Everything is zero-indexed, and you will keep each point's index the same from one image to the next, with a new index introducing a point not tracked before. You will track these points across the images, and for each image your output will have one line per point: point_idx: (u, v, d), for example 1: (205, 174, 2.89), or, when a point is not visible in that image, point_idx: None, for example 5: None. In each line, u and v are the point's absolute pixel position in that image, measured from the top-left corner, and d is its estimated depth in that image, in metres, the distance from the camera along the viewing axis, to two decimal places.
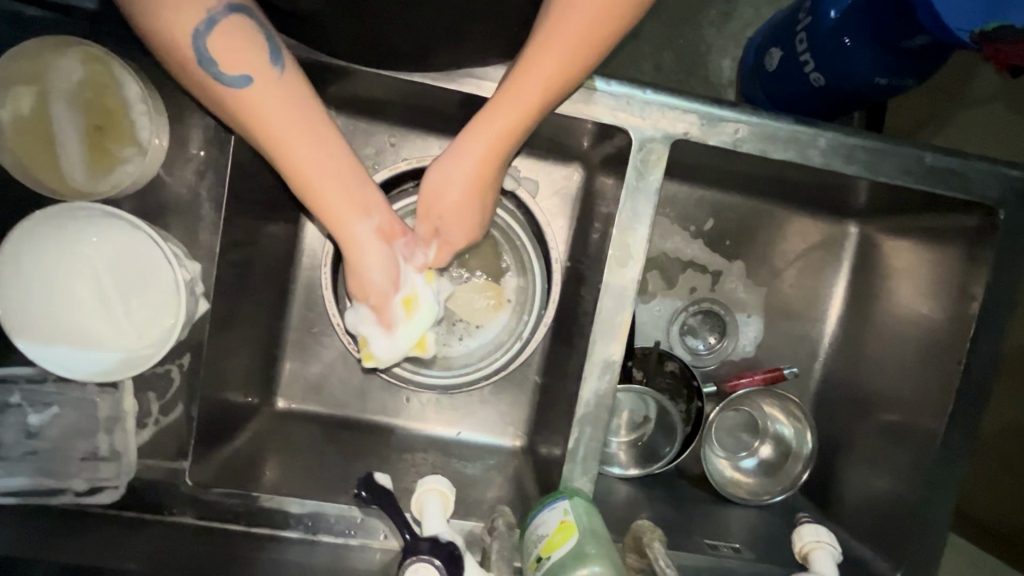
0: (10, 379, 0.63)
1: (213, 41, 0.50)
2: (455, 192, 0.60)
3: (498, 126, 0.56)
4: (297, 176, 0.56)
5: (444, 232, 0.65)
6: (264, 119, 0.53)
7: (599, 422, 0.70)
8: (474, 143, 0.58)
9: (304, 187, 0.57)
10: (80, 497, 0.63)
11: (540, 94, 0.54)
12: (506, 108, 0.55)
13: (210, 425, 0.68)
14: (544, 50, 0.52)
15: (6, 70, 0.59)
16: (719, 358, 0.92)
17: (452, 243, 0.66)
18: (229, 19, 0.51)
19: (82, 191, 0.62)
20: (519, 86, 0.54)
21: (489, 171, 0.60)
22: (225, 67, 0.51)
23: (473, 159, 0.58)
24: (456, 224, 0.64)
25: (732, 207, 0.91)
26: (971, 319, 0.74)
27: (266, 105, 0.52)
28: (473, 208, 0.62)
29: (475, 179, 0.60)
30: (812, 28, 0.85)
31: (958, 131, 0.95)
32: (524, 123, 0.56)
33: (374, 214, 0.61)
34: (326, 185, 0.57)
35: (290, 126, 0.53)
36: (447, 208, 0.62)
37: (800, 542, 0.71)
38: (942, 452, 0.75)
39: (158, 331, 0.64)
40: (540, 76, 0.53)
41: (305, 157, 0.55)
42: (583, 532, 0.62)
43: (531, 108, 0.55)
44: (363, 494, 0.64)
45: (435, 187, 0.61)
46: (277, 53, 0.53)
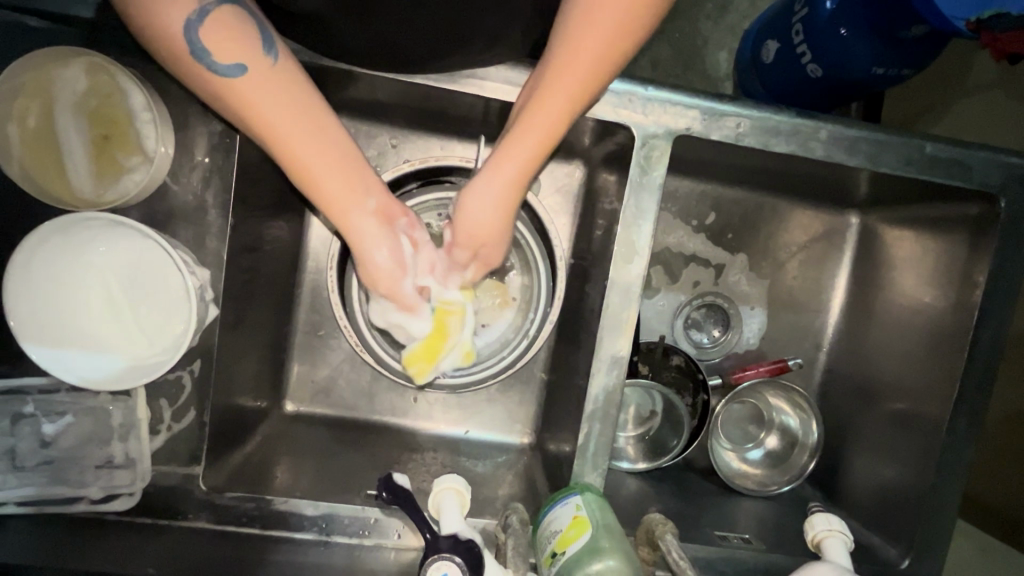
0: (22, 389, 0.64)
1: (206, 32, 0.51)
2: (488, 211, 0.61)
3: (529, 142, 0.58)
4: (295, 164, 0.56)
5: (484, 251, 0.65)
6: (259, 108, 0.53)
7: (608, 417, 0.70)
8: (508, 164, 0.59)
9: (303, 176, 0.57)
10: (96, 504, 0.63)
11: (566, 105, 0.56)
12: (536, 122, 0.57)
13: (222, 431, 0.68)
14: (569, 64, 0.54)
15: (14, 82, 0.60)
16: (724, 351, 0.93)
17: (489, 260, 0.66)
18: (219, 10, 0.52)
19: (90, 201, 0.63)
20: (545, 103, 0.56)
21: (521, 185, 0.61)
22: (218, 57, 0.52)
23: (507, 178, 0.60)
24: (493, 241, 0.64)
25: (733, 201, 0.91)
26: (974, 307, 0.74)
27: (259, 92, 0.53)
28: (504, 224, 0.63)
29: (508, 196, 0.61)
30: (809, 19, 0.85)
31: (955, 120, 0.96)
32: (551, 138, 0.58)
33: (373, 197, 0.61)
34: (324, 171, 0.57)
35: (284, 112, 0.54)
36: (479, 228, 0.62)
37: (812, 532, 0.71)
38: (949, 439, 0.75)
39: (169, 338, 0.64)
40: (566, 91, 0.55)
41: (301, 142, 0.55)
42: (597, 527, 0.63)
43: (559, 124, 0.57)
44: (385, 496, 0.64)
45: (468, 207, 0.62)
46: (270, 43, 0.54)
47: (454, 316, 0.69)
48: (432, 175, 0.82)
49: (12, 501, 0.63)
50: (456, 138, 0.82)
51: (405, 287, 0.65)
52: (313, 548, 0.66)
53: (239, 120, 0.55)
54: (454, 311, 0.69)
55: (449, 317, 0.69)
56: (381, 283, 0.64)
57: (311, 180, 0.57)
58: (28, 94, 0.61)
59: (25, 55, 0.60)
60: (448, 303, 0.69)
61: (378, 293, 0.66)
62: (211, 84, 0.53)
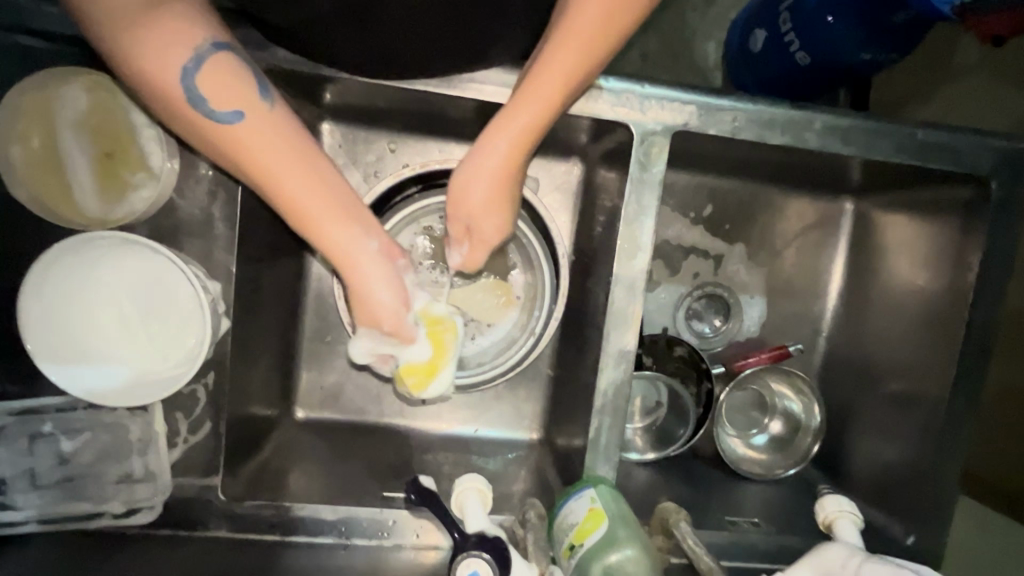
0: (40, 409, 0.64)
1: (203, 80, 0.50)
2: (481, 190, 0.61)
3: (515, 127, 0.57)
4: (290, 207, 0.54)
5: (477, 231, 0.66)
6: (253, 151, 0.52)
7: (618, 410, 0.71)
8: (496, 141, 0.59)
9: (300, 220, 0.55)
10: (118, 518, 0.65)
11: (560, 86, 0.55)
12: (527, 106, 0.56)
13: (238, 440, 0.69)
14: (560, 48, 0.53)
15: (18, 106, 0.61)
16: (725, 340, 0.95)
17: (485, 239, 0.67)
18: (217, 55, 0.51)
19: (97, 219, 0.63)
20: (537, 85, 0.55)
21: (513, 166, 0.60)
22: (215, 104, 0.51)
23: (496, 158, 0.59)
24: (484, 220, 0.64)
25: (729, 192, 0.92)
26: (969, 288, 0.76)
27: (254, 136, 0.52)
28: (500, 203, 0.63)
29: (500, 176, 0.61)
30: (796, 8, 0.87)
31: (944, 102, 0.97)
32: (543, 121, 0.58)
33: (374, 236, 0.59)
34: (322, 216, 0.55)
35: (278, 152, 0.52)
36: (473, 206, 0.63)
37: (823, 513, 0.73)
38: (949, 417, 0.77)
39: (182, 352, 0.65)
40: (558, 74, 0.54)
41: (293, 188, 0.53)
42: (613, 518, 0.64)
43: (551, 105, 0.57)
44: (413, 498, 0.67)
45: (462, 184, 0.62)
46: (267, 90, 0.54)
47: (448, 336, 0.67)
48: (431, 179, 0.83)
49: (33, 519, 0.63)
50: (455, 140, 0.83)
51: (406, 320, 0.63)
52: (333, 552, 0.67)
53: (233, 165, 0.53)
54: (447, 328, 0.68)
55: (442, 336, 0.67)
56: (384, 320, 0.61)
57: (307, 223, 0.55)
58: (32, 115, 0.61)
59: (29, 76, 0.61)
60: (440, 321, 0.67)
61: (377, 330, 0.62)
62: (210, 133, 0.52)
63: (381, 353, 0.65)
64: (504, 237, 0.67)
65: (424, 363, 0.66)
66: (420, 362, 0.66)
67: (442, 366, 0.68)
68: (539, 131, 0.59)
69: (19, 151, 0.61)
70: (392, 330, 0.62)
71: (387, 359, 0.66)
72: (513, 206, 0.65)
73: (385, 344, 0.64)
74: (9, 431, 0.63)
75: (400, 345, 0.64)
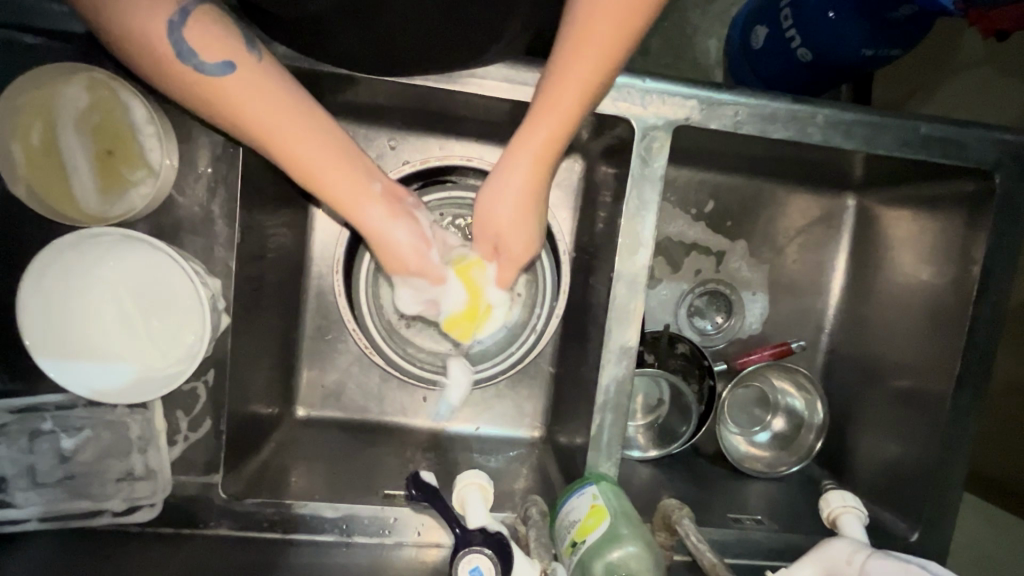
0: (40, 407, 0.64)
1: (190, 33, 0.51)
2: (509, 209, 0.61)
3: (539, 136, 0.58)
4: (295, 156, 0.55)
5: (506, 247, 0.65)
6: (248, 104, 0.52)
7: (620, 407, 0.71)
8: (519, 161, 0.59)
9: (306, 172, 0.56)
10: (120, 516, 0.65)
11: (577, 95, 0.56)
12: (550, 114, 0.57)
13: (239, 438, 0.69)
14: (578, 53, 0.54)
15: (16, 102, 0.60)
16: (728, 337, 0.94)
17: (513, 257, 0.66)
18: (199, 10, 0.52)
19: (97, 216, 0.63)
20: (557, 93, 0.56)
21: (540, 178, 0.60)
22: (204, 57, 0.51)
23: (521, 173, 0.60)
24: (514, 236, 0.63)
25: (731, 188, 0.92)
26: (973, 282, 0.76)
27: (245, 89, 0.52)
28: (529, 218, 0.62)
29: (527, 193, 0.60)
30: (797, 5, 0.87)
31: (947, 97, 0.97)
32: (565, 129, 0.58)
33: (375, 180, 0.60)
34: (327, 166, 0.56)
35: (278, 106, 0.53)
36: (502, 225, 0.63)
37: (828, 509, 0.72)
38: (953, 413, 0.77)
39: (182, 349, 0.65)
40: (577, 78, 0.55)
41: (294, 135, 0.54)
42: (615, 514, 0.64)
43: (572, 113, 0.57)
44: (413, 493, 0.65)
45: (491, 207, 0.62)
46: (253, 43, 0.54)
47: (477, 269, 0.68)
48: (432, 175, 0.82)
49: (33, 517, 0.63)
50: (455, 137, 0.83)
51: (431, 262, 0.65)
52: (335, 549, 0.66)
53: (231, 123, 0.54)
54: (474, 263, 0.68)
55: (471, 270, 0.68)
56: (410, 262, 0.63)
57: (316, 177, 0.57)
58: (31, 111, 0.61)
59: (27, 73, 0.60)
60: (465, 259, 0.68)
61: (407, 275, 0.65)
62: (206, 92, 0.52)
63: (425, 300, 0.68)
64: (533, 254, 0.66)
65: (463, 309, 0.69)
66: (460, 305, 0.69)
67: (483, 305, 0.70)
68: (561, 143, 0.59)
69: (18, 148, 0.61)
70: (420, 269, 0.64)
71: (433, 306, 0.70)
72: (542, 220, 0.64)
73: (420, 287, 0.67)
74: (10, 428, 0.63)
75: (433, 287, 0.67)
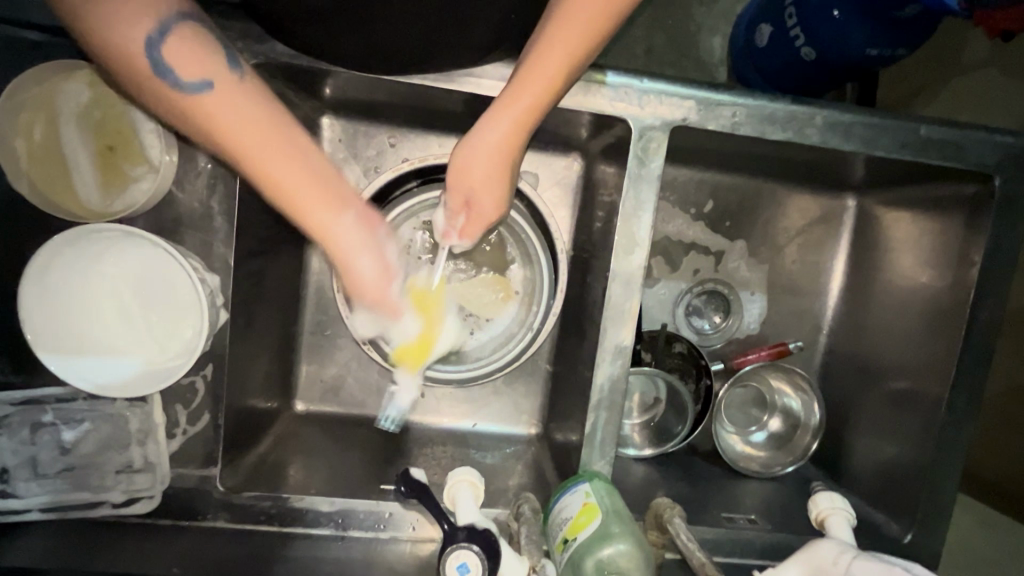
0: (41, 399, 0.65)
1: (169, 48, 0.50)
2: (484, 165, 0.62)
3: (522, 103, 0.58)
4: (263, 180, 0.53)
5: (476, 206, 0.65)
6: (222, 123, 0.51)
7: (614, 405, 0.71)
8: (499, 121, 0.59)
9: (278, 194, 0.54)
10: (118, 508, 0.65)
11: (564, 61, 0.56)
12: (535, 78, 0.57)
13: (238, 432, 0.70)
14: (566, 25, 0.54)
15: (19, 99, 0.61)
16: (725, 337, 0.94)
17: (482, 215, 0.66)
18: (180, 25, 0.51)
19: (98, 212, 0.63)
20: (539, 63, 0.56)
21: (518, 140, 0.61)
22: (183, 73, 0.50)
23: (500, 132, 0.60)
24: (486, 194, 0.64)
25: (731, 188, 0.92)
26: (970, 285, 0.76)
27: (224, 109, 0.51)
28: (501, 177, 0.63)
29: (502, 151, 0.61)
30: (802, 2, 0.86)
31: (951, 98, 0.96)
32: (546, 96, 0.58)
33: (350, 208, 0.58)
34: (298, 190, 0.54)
35: (255, 129, 0.52)
36: (477, 180, 0.63)
37: (816, 510, 0.73)
38: (948, 415, 0.77)
39: (181, 343, 0.65)
40: (563, 46, 0.55)
41: (265, 157, 0.52)
42: (607, 513, 0.64)
43: (554, 81, 0.57)
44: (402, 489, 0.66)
45: (466, 160, 0.62)
46: (236, 64, 0.54)
47: (434, 305, 0.71)
48: (432, 173, 0.83)
49: (36, 507, 0.64)
50: (455, 135, 0.83)
51: (391, 294, 0.63)
52: (330, 543, 0.67)
53: (207, 137, 0.53)
54: (432, 301, 0.71)
55: (429, 305, 0.70)
56: (369, 292, 0.61)
57: (287, 199, 0.54)
58: (34, 107, 0.62)
59: (28, 70, 0.61)
60: (424, 294, 0.70)
61: (365, 305, 0.63)
62: (182, 107, 0.51)
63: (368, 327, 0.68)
64: (502, 214, 0.67)
65: (415, 339, 0.68)
66: (412, 335, 0.69)
67: (434, 336, 0.70)
68: (543, 107, 0.59)
69: (22, 144, 0.62)
70: (381, 304, 0.63)
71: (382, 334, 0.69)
72: (513, 182, 0.65)
73: (376, 318, 0.65)
74: (12, 419, 0.64)
75: (389, 320, 0.66)
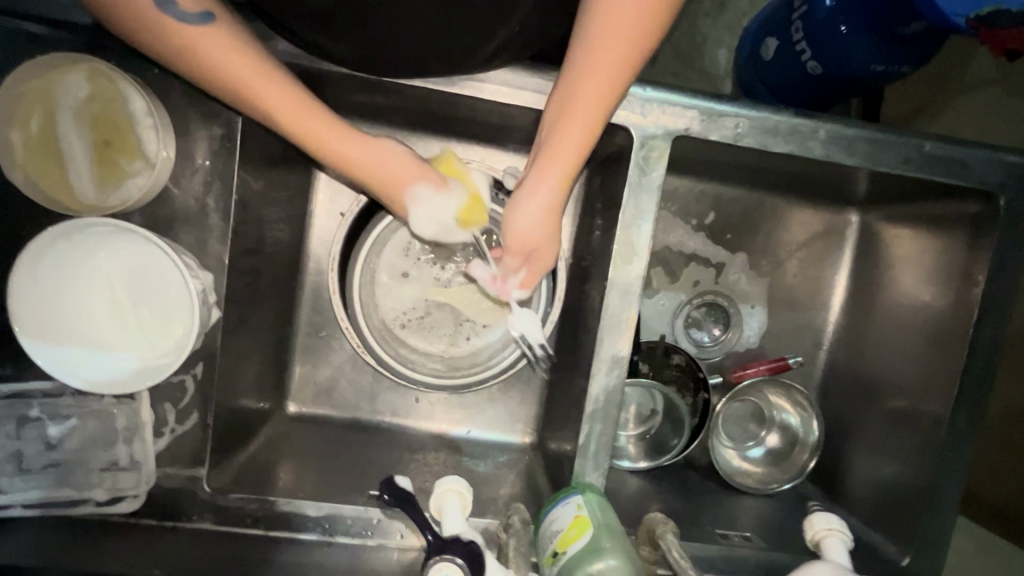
0: (27, 393, 0.64)
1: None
2: (537, 220, 0.61)
3: (568, 149, 0.57)
4: (276, 108, 0.54)
5: (537, 255, 0.64)
6: (223, 54, 0.51)
7: (609, 416, 0.70)
8: (547, 171, 0.58)
9: (294, 127, 0.56)
10: (102, 506, 0.64)
11: (600, 102, 0.56)
12: (575, 128, 0.56)
13: (226, 433, 0.69)
14: (593, 68, 0.54)
15: (17, 90, 0.61)
16: (723, 349, 0.93)
17: (542, 261, 0.65)
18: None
19: (91, 205, 0.63)
20: (577, 109, 0.56)
21: (563, 194, 0.60)
22: (189, 10, 0.50)
23: (548, 181, 0.59)
24: (541, 244, 0.63)
25: (732, 200, 0.91)
26: (974, 305, 0.75)
27: (232, 56, 0.52)
28: (553, 226, 0.62)
29: (552, 202, 0.60)
30: (807, 17, 0.85)
31: (955, 115, 0.96)
32: (589, 142, 0.58)
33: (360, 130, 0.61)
34: (303, 114, 0.55)
35: (265, 74, 0.53)
36: (530, 233, 0.62)
37: (811, 530, 0.71)
38: (949, 435, 0.76)
39: (172, 340, 0.65)
40: (598, 86, 0.55)
41: (268, 87, 0.54)
42: (598, 526, 0.63)
43: (593, 128, 0.57)
44: (385, 497, 0.65)
45: (518, 211, 0.61)
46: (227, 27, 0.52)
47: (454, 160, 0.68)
48: None
49: (20, 503, 0.63)
50: (457, 139, 0.83)
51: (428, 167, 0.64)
52: (317, 549, 0.66)
53: (216, 81, 0.53)
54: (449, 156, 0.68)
55: (451, 161, 0.68)
56: (410, 174, 0.62)
57: (301, 129, 0.56)
58: (32, 100, 0.62)
59: (28, 60, 0.61)
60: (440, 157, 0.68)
61: (415, 192, 0.62)
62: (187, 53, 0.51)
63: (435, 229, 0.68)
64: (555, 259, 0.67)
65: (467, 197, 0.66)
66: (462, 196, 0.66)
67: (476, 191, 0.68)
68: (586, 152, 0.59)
69: (19, 137, 0.62)
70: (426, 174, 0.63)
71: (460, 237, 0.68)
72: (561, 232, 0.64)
73: (433, 200, 0.64)
74: None
75: (441, 196, 0.64)
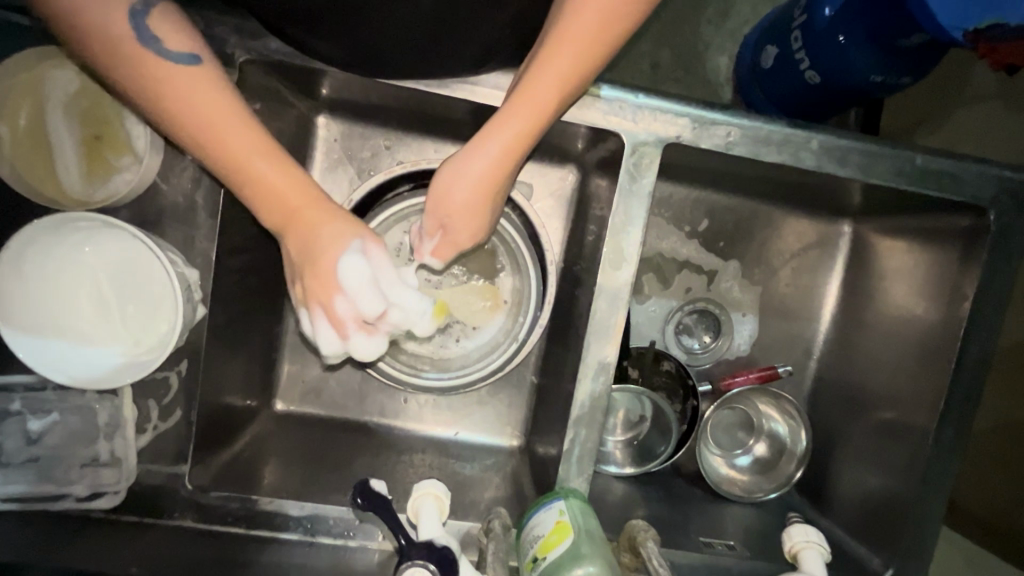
0: (8, 386, 0.64)
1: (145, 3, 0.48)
2: (462, 194, 0.61)
3: (510, 130, 0.57)
4: (186, 110, 0.50)
5: (452, 232, 0.64)
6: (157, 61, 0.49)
7: (594, 422, 0.70)
8: (487, 146, 0.58)
9: (216, 143, 0.51)
10: (81, 502, 0.64)
11: (555, 89, 0.55)
12: (523, 106, 0.56)
13: (210, 430, 0.69)
14: (556, 50, 0.54)
15: (8, 82, 0.61)
16: (714, 357, 0.93)
17: (457, 241, 0.65)
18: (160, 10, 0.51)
19: (78, 200, 0.63)
20: (531, 88, 0.55)
21: (499, 171, 0.60)
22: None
23: (484, 156, 0.59)
24: (465, 222, 0.63)
25: (726, 208, 0.91)
26: (962, 320, 0.74)
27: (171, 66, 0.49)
28: (481, 208, 0.62)
29: (484, 178, 0.60)
30: (807, 26, 0.85)
31: (953, 128, 0.96)
32: (536, 125, 0.57)
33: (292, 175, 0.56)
34: (248, 149, 0.52)
35: (190, 85, 0.50)
36: (454, 210, 0.62)
37: (789, 542, 0.71)
38: (935, 448, 0.76)
39: (156, 337, 0.65)
40: (558, 72, 0.55)
41: (199, 100, 0.50)
42: (579, 532, 0.63)
43: (544, 109, 0.56)
44: (358, 501, 0.63)
45: (447, 182, 0.61)
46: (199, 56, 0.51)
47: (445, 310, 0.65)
48: (423, 178, 0.82)
49: None
50: (452, 141, 0.82)
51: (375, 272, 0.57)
52: (297, 549, 0.66)
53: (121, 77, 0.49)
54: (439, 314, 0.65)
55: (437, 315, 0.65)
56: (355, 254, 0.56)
57: (218, 147, 0.51)
58: (21, 92, 0.62)
59: (19, 53, 0.61)
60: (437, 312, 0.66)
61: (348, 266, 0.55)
62: (146, 79, 0.49)
63: (330, 313, 0.56)
64: (478, 240, 0.66)
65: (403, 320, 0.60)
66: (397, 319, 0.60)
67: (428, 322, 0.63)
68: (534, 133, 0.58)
69: (7, 129, 0.62)
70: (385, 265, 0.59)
71: (370, 333, 0.58)
72: (494, 213, 0.64)
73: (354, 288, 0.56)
74: None
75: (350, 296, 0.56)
